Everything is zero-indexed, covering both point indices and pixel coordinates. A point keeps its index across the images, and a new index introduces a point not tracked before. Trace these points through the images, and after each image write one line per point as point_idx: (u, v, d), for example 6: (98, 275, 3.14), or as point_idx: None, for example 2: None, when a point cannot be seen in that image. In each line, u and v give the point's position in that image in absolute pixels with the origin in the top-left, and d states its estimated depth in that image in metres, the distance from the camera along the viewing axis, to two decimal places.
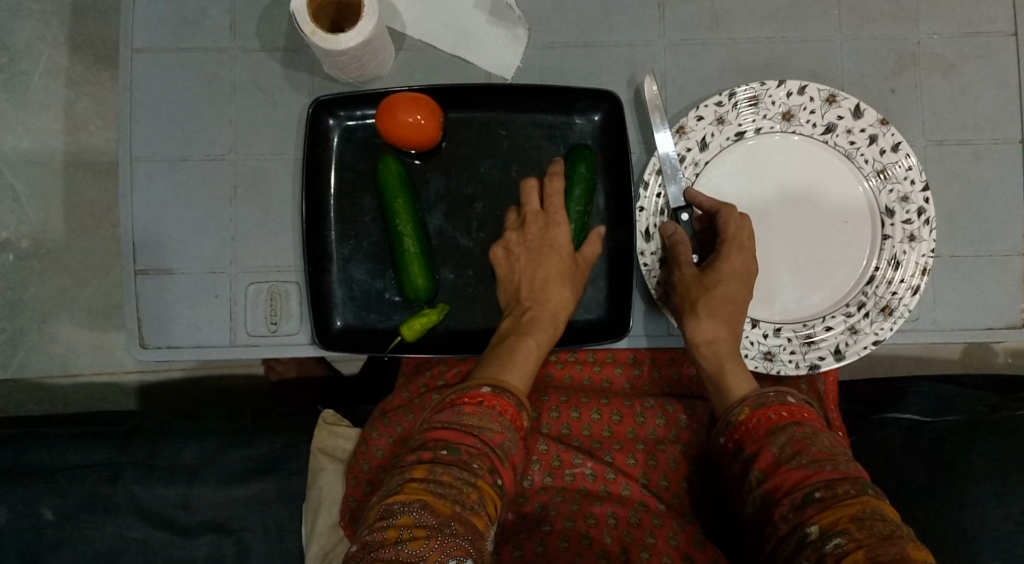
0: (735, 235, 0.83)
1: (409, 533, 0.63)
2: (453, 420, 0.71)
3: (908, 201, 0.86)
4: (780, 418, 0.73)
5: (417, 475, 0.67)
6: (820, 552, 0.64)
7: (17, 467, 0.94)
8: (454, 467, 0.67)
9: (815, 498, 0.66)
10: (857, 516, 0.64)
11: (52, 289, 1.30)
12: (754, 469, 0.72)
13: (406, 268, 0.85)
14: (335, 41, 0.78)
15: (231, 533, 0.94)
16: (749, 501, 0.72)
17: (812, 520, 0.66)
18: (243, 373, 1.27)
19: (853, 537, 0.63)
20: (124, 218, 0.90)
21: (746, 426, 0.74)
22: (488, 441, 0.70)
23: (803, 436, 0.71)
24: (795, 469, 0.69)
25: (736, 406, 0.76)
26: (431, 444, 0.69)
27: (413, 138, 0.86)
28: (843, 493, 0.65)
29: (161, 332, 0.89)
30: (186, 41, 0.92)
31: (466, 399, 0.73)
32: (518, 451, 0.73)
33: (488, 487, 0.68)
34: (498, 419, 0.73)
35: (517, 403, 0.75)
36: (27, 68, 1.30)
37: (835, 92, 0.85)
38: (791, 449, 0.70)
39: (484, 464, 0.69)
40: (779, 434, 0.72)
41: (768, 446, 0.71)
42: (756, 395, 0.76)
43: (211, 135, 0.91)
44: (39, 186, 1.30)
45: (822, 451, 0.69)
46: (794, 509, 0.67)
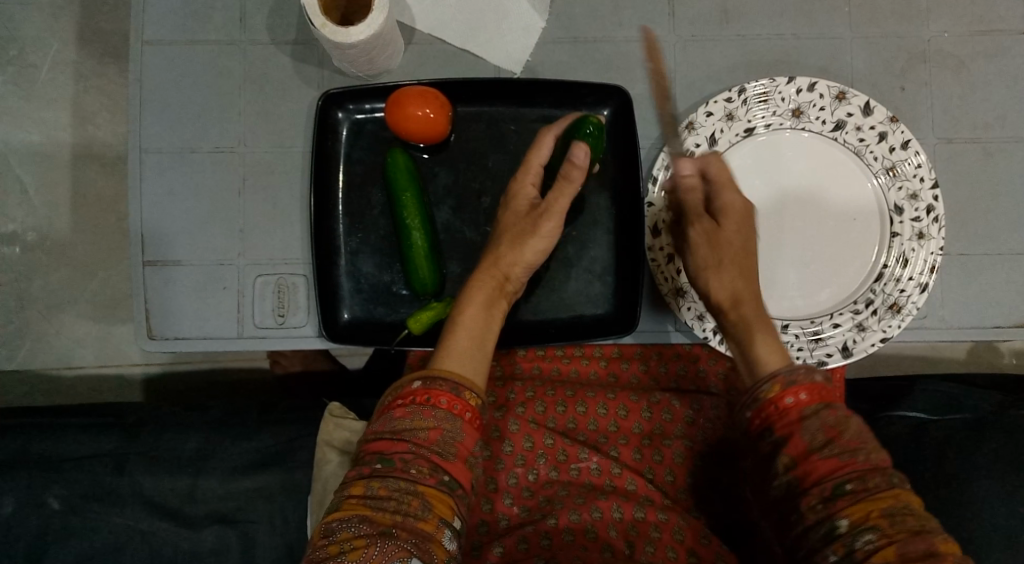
0: (725, 178, 0.79)
1: (348, 545, 0.66)
2: (385, 428, 0.71)
3: (917, 199, 0.86)
4: (810, 399, 0.70)
5: (354, 490, 0.68)
6: (850, 548, 0.64)
7: (24, 457, 0.94)
8: (390, 479, 0.68)
9: (846, 491, 0.65)
10: (888, 510, 0.64)
11: (59, 281, 1.30)
12: (783, 455, 0.69)
13: (413, 261, 0.85)
14: (345, 35, 0.79)
15: (237, 525, 0.94)
16: (774, 485, 0.70)
17: (842, 514, 0.65)
18: (249, 367, 1.27)
19: (884, 533, 0.63)
20: (133, 210, 0.91)
21: (774, 405, 0.71)
22: (422, 442, 0.70)
23: (836, 421, 0.69)
24: (827, 458, 0.67)
25: (764, 383, 0.72)
26: (368, 457, 0.70)
27: (421, 131, 0.86)
28: (875, 487, 0.65)
29: (170, 323, 0.90)
30: (196, 33, 0.92)
31: (397, 401, 0.72)
32: (466, 439, 0.71)
33: (431, 489, 0.68)
34: (431, 413, 0.71)
35: (455, 387, 0.72)
36: (35, 60, 1.31)
37: (844, 89, 0.85)
38: (823, 436, 0.68)
39: (423, 467, 0.69)
40: (812, 418, 0.69)
41: (800, 431, 0.69)
42: (786, 372, 0.72)
43: (220, 127, 0.92)
44: (46, 178, 1.30)
45: (853, 439, 0.68)
46: (824, 500, 0.66)
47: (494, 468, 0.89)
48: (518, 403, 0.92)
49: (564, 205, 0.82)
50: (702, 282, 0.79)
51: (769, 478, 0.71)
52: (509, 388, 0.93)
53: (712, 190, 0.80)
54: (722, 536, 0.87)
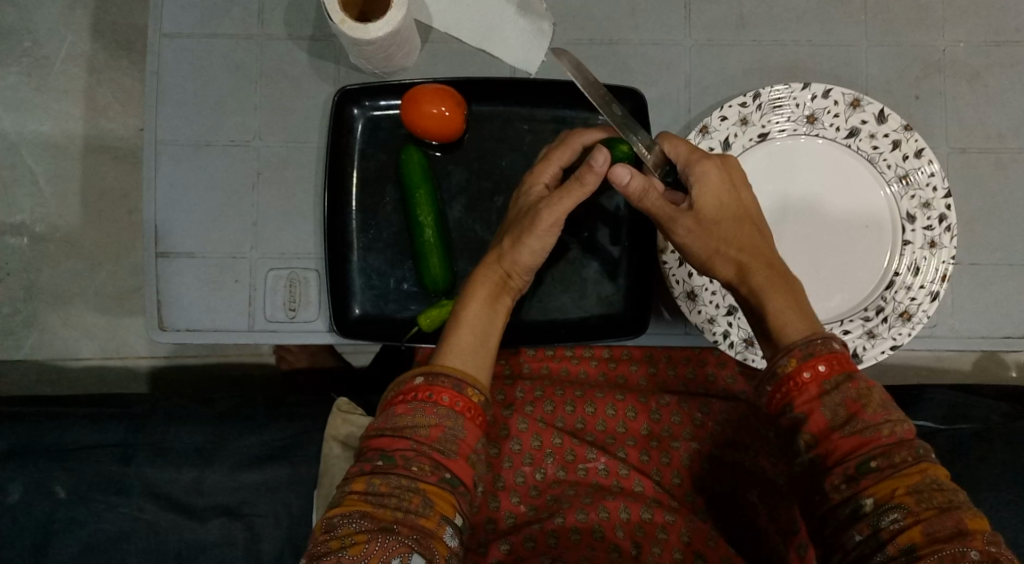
0: (690, 155, 0.80)
1: (350, 540, 0.65)
2: (386, 425, 0.70)
3: (930, 208, 0.86)
4: (831, 370, 0.69)
5: (356, 486, 0.67)
6: (875, 527, 0.64)
7: (31, 446, 0.94)
8: (392, 476, 0.67)
9: (871, 468, 0.65)
10: (914, 487, 0.63)
11: (68, 271, 1.30)
12: (804, 432, 0.69)
13: (425, 258, 0.86)
14: (364, 31, 0.79)
15: (243, 518, 0.94)
16: (797, 462, 0.70)
17: (867, 493, 0.65)
18: (254, 362, 1.28)
19: (910, 511, 0.63)
20: (147, 201, 0.91)
21: (795, 379, 0.69)
22: (424, 440, 0.68)
23: (859, 395, 0.67)
24: (850, 436, 0.66)
25: (782, 357, 0.71)
26: (370, 454, 0.69)
27: (436, 129, 0.86)
28: (902, 462, 0.64)
29: (181, 314, 0.90)
30: (214, 26, 0.92)
31: (398, 398, 0.71)
32: (467, 435, 0.70)
33: (432, 486, 0.67)
34: (433, 411, 0.70)
35: (457, 384, 0.71)
36: (49, 52, 1.31)
37: (859, 96, 0.85)
38: (845, 412, 0.67)
39: (424, 465, 0.67)
40: (833, 393, 0.68)
41: (820, 408, 0.68)
42: (803, 344, 0.70)
43: (236, 121, 0.92)
44: (57, 169, 1.31)
45: (877, 413, 0.67)
46: (848, 479, 0.65)
47: (501, 466, 0.89)
48: (527, 402, 0.92)
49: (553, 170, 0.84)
50: (707, 268, 0.79)
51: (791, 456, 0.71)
52: (518, 388, 0.93)
53: (682, 169, 0.80)
54: (727, 537, 0.86)
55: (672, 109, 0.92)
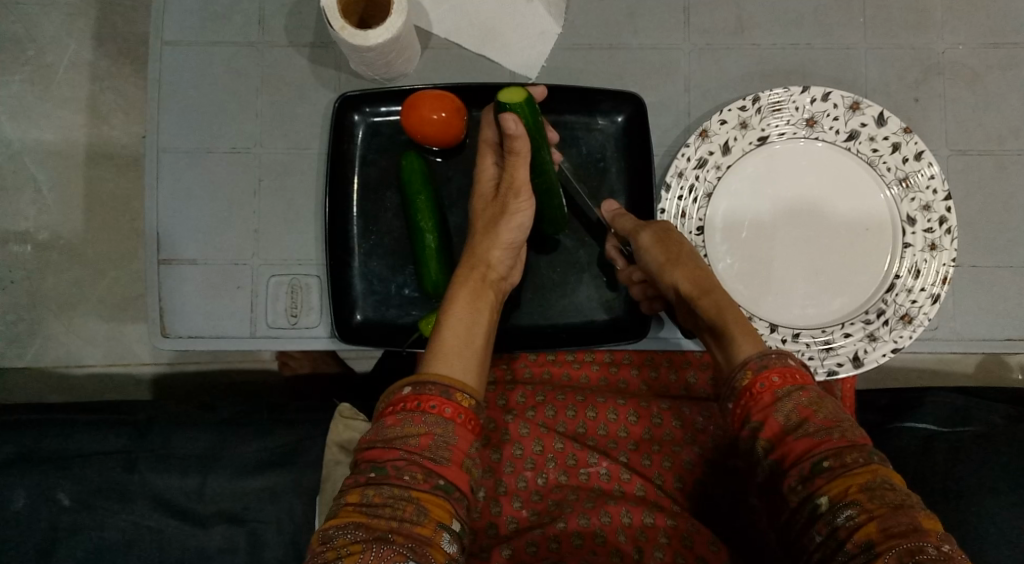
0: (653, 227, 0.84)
1: (345, 551, 0.64)
2: (377, 436, 0.70)
3: (930, 210, 0.86)
4: (783, 381, 0.72)
5: (351, 498, 0.67)
6: (832, 525, 0.64)
7: (35, 453, 0.95)
8: (385, 486, 0.67)
9: (824, 468, 0.66)
10: (866, 485, 0.64)
11: (71, 278, 1.31)
12: (760, 439, 0.71)
13: (426, 263, 0.86)
14: (364, 38, 0.79)
15: (245, 524, 0.94)
16: (758, 471, 0.72)
17: (822, 491, 0.66)
18: (257, 369, 1.28)
19: (864, 508, 0.63)
20: (150, 209, 0.91)
21: (750, 391, 0.73)
22: (414, 449, 0.69)
23: (809, 402, 0.71)
24: (802, 438, 0.69)
25: (738, 370, 0.75)
26: (363, 466, 0.69)
27: (436, 135, 0.86)
28: (853, 462, 0.66)
29: (183, 321, 0.90)
30: (215, 34, 0.93)
31: (389, 409, 0.71)
32: (456, 439, 0.70)
33: (426, 494, 0.67)
34: (422, 419, 0.70)
35: (446, 391, 0.72)
36: (52, 60, 1.32)
37: (858, 99, 0.85)
38: (798, 416, 0.70)
39: (416, 473, 0.67)
40: (786, 399, 0.71)
41: (774, 414, 0.71)
42: (758, 358, 0.74)
43: (237, 128, 0.92)
44: (61, 176, 1.31)
45: (828, 418, 0.69)
46: (804, 480, 0.67)
47: (503, 471, 0.89)
48: (529, 407, 0.92)
49: (524, 176, 0.83)
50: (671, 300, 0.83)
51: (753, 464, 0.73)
52: (519, 392, 0.93)
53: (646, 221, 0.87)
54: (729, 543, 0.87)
55: (672, 113, 0.92)
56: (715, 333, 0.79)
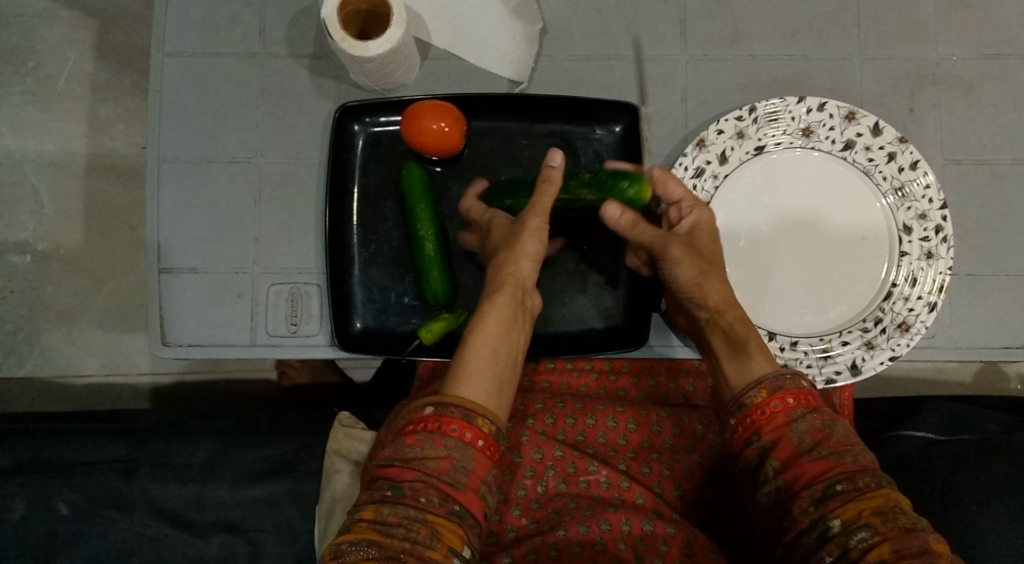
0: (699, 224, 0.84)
1: None
2: (396, 455, 0.70)
3: (926, 219, 0.87)
4: (797, 403, 0.74)
5: (366, 514, 0.67)
6: (844, 547, 0.65)
7: (34, 462, 0.95)
8: (400, 505, 0.67)
9: (837, 491, 0.67)
10: (879, 508, 0.66)
11: (71, 288, 1.31)
12: (771, 459, 0.72)
13: (426, 272, 0.86)
14: (364, 48, 0.80)
15: (244, 534, 0.94)
16: (762, 492, 0.73)
17: (834, 514, 0.67)
18: (256, 378, 1.28)
19: (877, 530, 0.65)
20: (151, 218, 0.92)
21: (762, 411, 0.74)
22: (432, 471, 0.69)
23: (823, 425, 0.72)
24: (815, 461, 0.70)
25: (752, 388, 0.76)
26: (380, 484, 0.69)
27: (436, 145, 0.87)
28: (864, 486, 0.67)
29: (183, 330, 0.90)
30: (216, 45, 0.94)
31: (409, 428, 0.72)
32: (479, 470, 0.71)
33: (441, 518, 0.67)
34: (442, 442, 0.70)
35: (468, 414, 0.72)
36: (53, 72, 1.33)
37: (854, 109, 0.86)
38: (811, 439, 0.71)
39: (432, 496, 0.68)
40: (800, 422, 0.72)
41: (788, 435, 0.72)
42: (773, 377, 0.75)
43: (238, 137, 0.93)
44: (61, 187, 1.32)
45: (840, 442, 0.71)
46: (815, 502, 0.68)
47: (503, 479, 0.89)
48: (528, 415, 0.93)
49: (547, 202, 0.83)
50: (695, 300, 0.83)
51: (757, 485, 0.74)
52: (519, 401, 0.94)
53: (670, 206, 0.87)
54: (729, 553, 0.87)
55: (670, 122, 0.93)
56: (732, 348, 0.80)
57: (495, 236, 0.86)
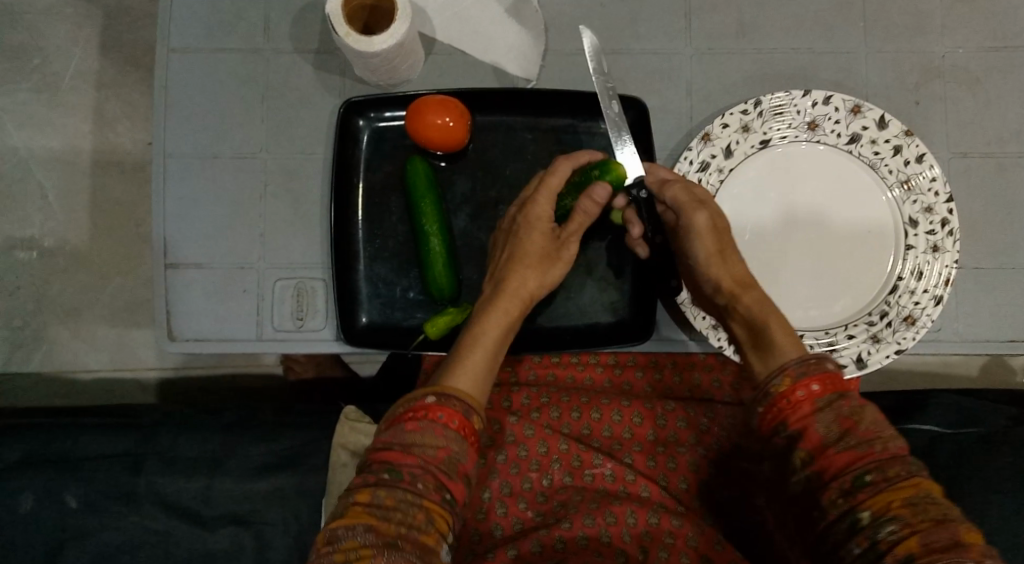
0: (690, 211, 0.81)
1: (354, 555, 0.63)
2: (395, 439, 0.69)
3: (932, 212, 0.86)
4: (824, 390, 0.69)
5: (361, 497, 0.66)
6: (873, 540, 0.62)
7: (43, 457, 0.95)
8: (397, 490, 0.66)
9: (866, 482, 0.64)
10: (910, 500, 0.62)
11: (78, 284, 1.32)
12: (799, 450, 0.68)
13: (431, 267, 0.86)
14: (368, 43, 0.80)
15: (251, 527, 0.94)
16: (792, 481, 0.69)
17: (863, 506, 0.63)
18: (262, 373, 1.29)
19: (907, 522, 0.61)
20: (157, 215, 0.92)
21: (787, 399, 0.70)
22: (431, 459, 0.68)
23: (850, 412, 0.67)
24: (843, 451, 0.66)
25: (776, 376, 0.72)
26: (376, 467, 0.68)
27: (440, 140, 0.87)
28: (895, 476, 0.63)
29: (189, 325, 0.91)
30: (221, 41, 0.94)
31: (408, 414, 0.71)
32: (470, 462, 0.71)
33: (435, 505, 0.67)
34: (442, 432, 0.69)
35: (467, 410, 0.72)
36: (58, 69, 1.33)
37: (860, 103, 0.86)
38: (839, 428, 0.67)
39: (429, 483, 0.67)
40: (826, 410, 0.68)
41: (814, 424, 0.68)
42: (797, 363, 0.71)
43: (243, 133, 0.93)
44: (67, 183, 1.32)
45: (870, 430, 0.66)
46: (844, 493, 0.64)
47: (509, 473, 0.89)
48: (533, 409, 0.93)
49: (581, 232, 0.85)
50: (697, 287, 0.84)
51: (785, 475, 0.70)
52: (524, 394, 0.94)
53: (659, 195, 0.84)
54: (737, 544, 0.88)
55: (674, 116, 0.93)
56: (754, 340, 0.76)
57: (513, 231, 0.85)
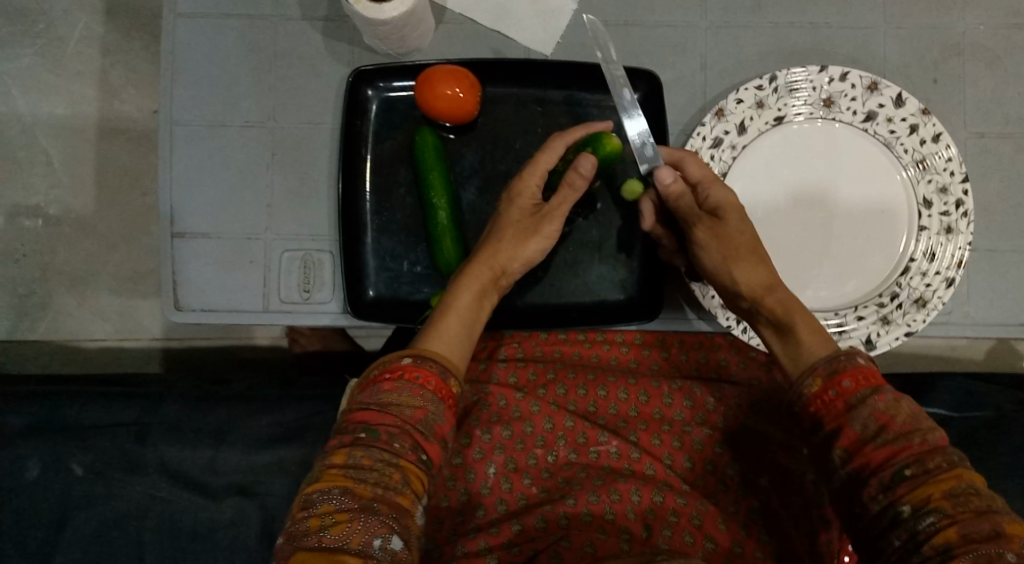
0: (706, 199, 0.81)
1: (331, 519, 0.63)
2: (372, 399, 0.69)
3: (947, 193, 0.85)
4: (856, 385, 0.69)
5: (336, 459, 0.66)
6: (915, 532, 0.63)
7: (49, 424, 0.96)
8: (374, 449, 0.66)
9: (905, 476, 0.64)
10: (950, 492, 0.62)
11: (83, 252, 1.31)
12: (837, 448, 0.68)
13: (438, 241, 0.86)
14: (378, 11, 0.79)
15: (256, 497, 0.95)
16: (833, 479, 0.69)
17: (904, 500, 0.64)
18: (267, 344, 1.29)
19: (947, 514, 0.62)
20: (163, 182, 0.91)
21: (821, 400, 0.70)
22: (408, 419, 0.68)
23: (886, 407, 0.67)
24: (881, 447, 0.66)
25: (806, 377, 0.72)
26: (352, 427, 0.68)
27: (450, 111, 0.86)
28: (936, 468, 0.63)
29: (195, 295, 0.90)
30: (228, 7, 0.92)
31: (384, 375, 0.70)
32: (447, 424, 0.70)
33: (411, 465, 0.66)
34: (420, 393, 0.69)
35: (443, 371, 0.72)
36: (63, 34, 1.32)
37: (877, 80, 0.84)
38: (875, 424, 0.67)
39: (405, 442, 0.67)
40: (861, 406, 0.68)
41: (850, 423, 0.68)
42: (826, 363, 0.71)
43: (250, 101, 0.92)
44: (72, 150, 1.31)
45: (907, 423, 0.66)
46: (884, 488, 0.65)
47: (514, 448, 0.89)
48: (539, 384, 0.93)
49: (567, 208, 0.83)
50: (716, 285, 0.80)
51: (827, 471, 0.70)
52: (530, 370, 0.94)
53: (700, 186, 0.81)
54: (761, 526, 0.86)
55: (687, 91, 0.92)
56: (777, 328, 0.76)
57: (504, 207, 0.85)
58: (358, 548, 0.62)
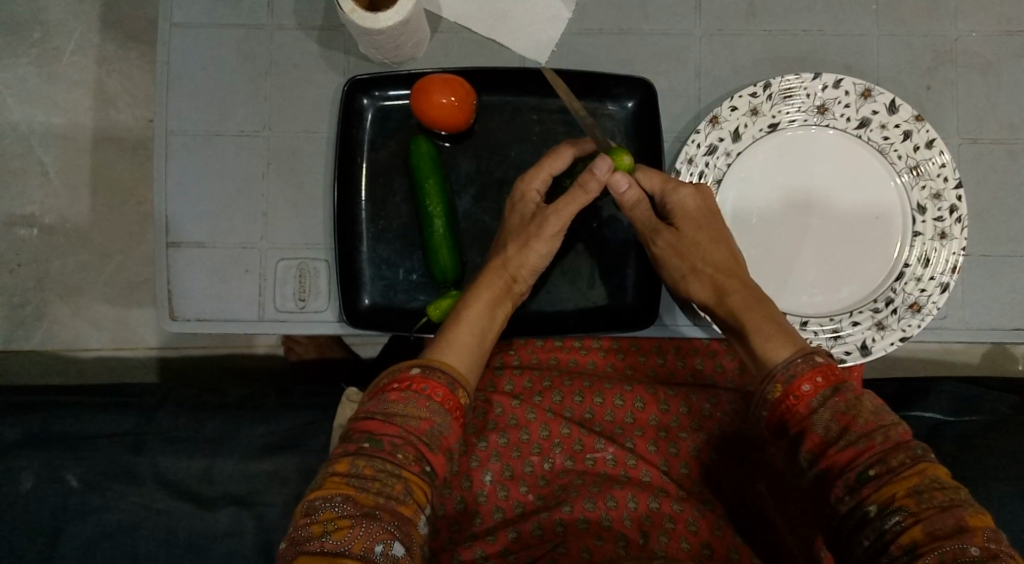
0: (683, 210, 0.82)
1: (332, 525, 0.63)
2: (378, 409, 0.68)
3: (941, 199, 0.86)
4: (815, 389, 0.69)
5: (339, 468, 0.65)
6: (882, 530, 0.62)
7: (45, 435, 0.95)
8: (377, 459, 0.65)
9: (869, 476, 0.64)
10: (914, 488, 0.62)
11: (78, 262, 1.31)
12: (803, 452, 0.68)
13: (434, 250, 0.86)
14: (373, 20, 0.79)
15: (252, 507, 0.94)
16: (805, 480, 0.69)
17: (869, 500, 0.63)
18: (263, 353, 1.28)
19: (911, 512, 0.61)
20: (159, 193, 0.91)
21: (785, 404, 0.70)
22: (413, 430, 0.67)
23: (847, 407, 0.67)
24: (843, 449, 0.66)
25: (768, 383, 0.71)
26: (356, 435, 0.67)
27: (445, 120, 0.86)
28: (899, 466, 0.63)
29: (192, 305, 0.90)
30: (224, 17, 0.92)
31: (392, 385, 0.70)
32: (451, 434, 0.70)
33: (414, 476, 0.66)
34: (425, 404, 0.69)
35: (451, 383, 0.72)
36: (59, 43, 1.32)
37: (870, 87, 0.85)
38: (837, 426, 0.67)
39: (409, 453, 0.66)
40: (821, 409, 0.68)
41: (812, 426, 0.68)
42: (785, 368, 0.71)
43: (245, 110, 0.92)
44: (68, 159, 1.31)
45: (870, 422, 0.66)
46: (850, 490, 0.65)
47: (510, 456, 0.89)
48: (536, 392, 0.93)
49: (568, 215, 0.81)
50: (685, 290, 0.82)
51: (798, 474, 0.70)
52: (525, 378, 0.94)
53: (660, 195, 0.83)
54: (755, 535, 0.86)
55: (682, 99, 0.92)
56: (738, 332, 0.77)
57: (509, 216, 0.85)
58: (359, 554, 0.62)
